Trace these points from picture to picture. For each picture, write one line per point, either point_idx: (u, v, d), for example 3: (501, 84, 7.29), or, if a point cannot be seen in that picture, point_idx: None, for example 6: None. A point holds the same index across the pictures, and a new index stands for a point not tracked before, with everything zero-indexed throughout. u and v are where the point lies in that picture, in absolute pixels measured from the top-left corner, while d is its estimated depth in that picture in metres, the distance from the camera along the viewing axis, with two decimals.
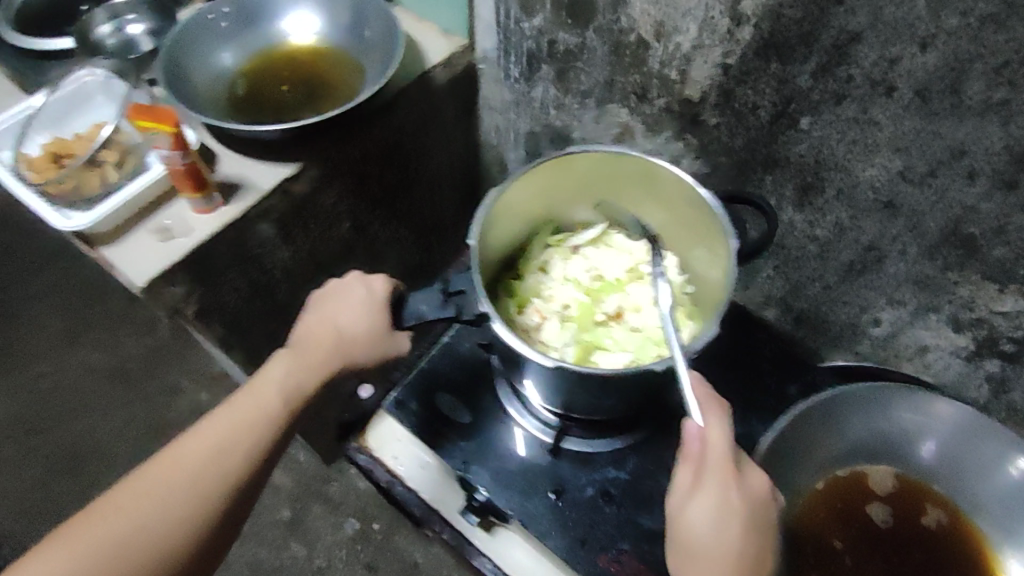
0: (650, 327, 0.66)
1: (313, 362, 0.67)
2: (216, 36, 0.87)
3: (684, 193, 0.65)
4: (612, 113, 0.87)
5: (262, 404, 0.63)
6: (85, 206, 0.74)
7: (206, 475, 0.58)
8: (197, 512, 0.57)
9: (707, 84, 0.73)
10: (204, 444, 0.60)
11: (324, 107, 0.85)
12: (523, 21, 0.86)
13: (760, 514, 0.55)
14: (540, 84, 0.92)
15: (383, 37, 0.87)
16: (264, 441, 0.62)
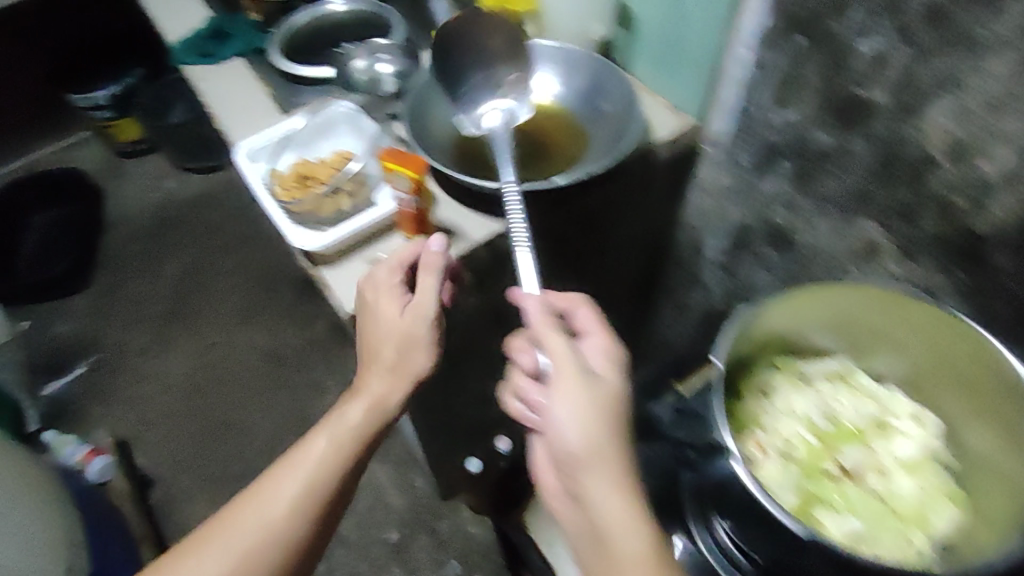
0: (895, 494, 0.59)
1: (377, 403, 0.67)
2: (454, 85, 0.87)
3: (972, 346, 0.59)
4: (858, 227, 0.77)
5: (323, 460, 0.65)
6: (317, 229, 0.75)
7: (262, 540, 0.61)
8: (263, 563, 0.61)
9: (1007, 223, 0.62)
10: (264, 505, 0.62)
11: (545, 170, 0.82)
12: (773, 112, 0.79)
13: (614, 413, 0.55)
14: (774, 178, 0.84)
15: (622, 112, 0.82)
16: (330, 482, 0.64)
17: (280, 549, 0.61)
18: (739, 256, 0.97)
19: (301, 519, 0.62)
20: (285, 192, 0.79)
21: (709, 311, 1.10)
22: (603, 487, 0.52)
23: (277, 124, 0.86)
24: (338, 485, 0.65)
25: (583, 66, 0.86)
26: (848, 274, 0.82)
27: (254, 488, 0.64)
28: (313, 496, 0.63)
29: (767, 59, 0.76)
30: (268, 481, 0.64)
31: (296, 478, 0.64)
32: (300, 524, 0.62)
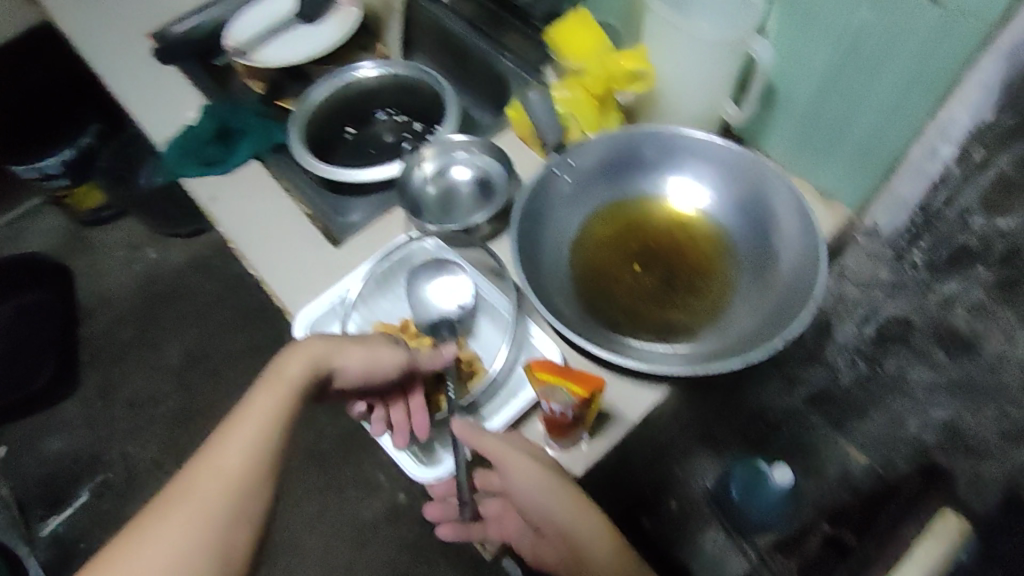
0: None
1: (316, 357, 0.57)
2: (558, 201, 0.70)
3: None
4: None
5: (267, 415, 0.53)
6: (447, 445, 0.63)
7: (216, 507, 0.48)
8: (228, 540, 0.48)
9: None
10: (213, 468, 0.50)
11: (697, 312, 0.66)
12: (975, 215, 0.65)
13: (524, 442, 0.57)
14: (960, 282, 0.70)
15: (802, 252, 0.64)
16: (259, 490, 0.50)
17: (241, 522, 0.49)
18: (887, 347, 0.83)
19: (254, 483, 0.50)
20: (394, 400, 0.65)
21: (828, 392, 0.95)
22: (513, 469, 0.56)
23: (332, 292, 0.70)
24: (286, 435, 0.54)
25: (717, 160, 0.69)
26: None
27: (191, 467, 0.51)
28: (265, 451, 0.52)
29: (980, 158, 0.61)
30: (206, 451, 0.52)
31: (243, 434, 0.52)
32: (249, 481, 0.50)
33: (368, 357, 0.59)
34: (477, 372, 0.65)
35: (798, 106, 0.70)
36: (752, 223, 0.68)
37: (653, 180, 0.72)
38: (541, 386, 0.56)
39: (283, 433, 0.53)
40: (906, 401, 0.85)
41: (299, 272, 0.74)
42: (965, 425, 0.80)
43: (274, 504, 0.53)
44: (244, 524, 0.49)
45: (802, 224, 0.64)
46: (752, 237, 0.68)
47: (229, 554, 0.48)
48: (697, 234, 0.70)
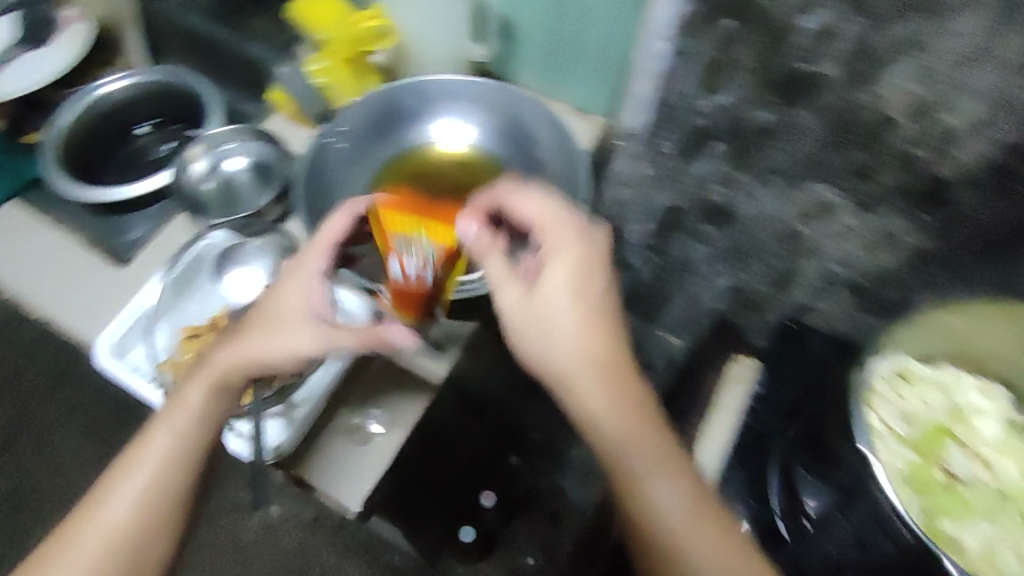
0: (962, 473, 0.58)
1: (221, 380, 0.58)
2: (337, 167, 0.71)
3: None
4: (809, 191, 0.75)
5: (179, 440, 0.58)
6: (277, 413, 0.66)
7: (137, 518, 0.56)
8: (140, 549, 0.56)
9: (971, 167, 0.62)
10: (134, 481, 0.57)
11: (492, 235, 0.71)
12: (697, 98, 0.73)
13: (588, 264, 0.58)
14: (706, 160, 0.79)
15: (564, 162, 0.70)
16: (180, 497, 0.58)
17: (154, 532, 0.57)
18: (668, 235, 0.92)
19: (166, 492, 0.57)
20: None
21: (637, 290, 1.04)
22: (598, 390, 0.56)
23: (131, 308, 0.69)
24: (198, 454, 0.59)
25: (472, 96, 0.74)
26: (800, 234, 0.81)
27: (119, 473, 0.58)
28: (183, 467, 0.58)
29: (686, 45, 0.68)
30: (131, 458, 0.58)
31: (147, 459, 0.57)
32: (164, 495, 0.57)
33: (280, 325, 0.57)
34: None
35: (536, 32, 0.76)
36: (518, 147, 0.74)
37: (419, 129, 0.75)
38: (394, 238, 0.67)
39: (204, 447, 0.59)
40: (697, 278, 0.96)
41: (86, 301, 0.70)
42: (745, 284, 0.92)
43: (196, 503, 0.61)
44: (157, 531, 0.57)
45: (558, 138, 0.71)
46: (520, 156, 0.74)
47: (150, 554, 0.57)
48: (471, 167, 0.75)
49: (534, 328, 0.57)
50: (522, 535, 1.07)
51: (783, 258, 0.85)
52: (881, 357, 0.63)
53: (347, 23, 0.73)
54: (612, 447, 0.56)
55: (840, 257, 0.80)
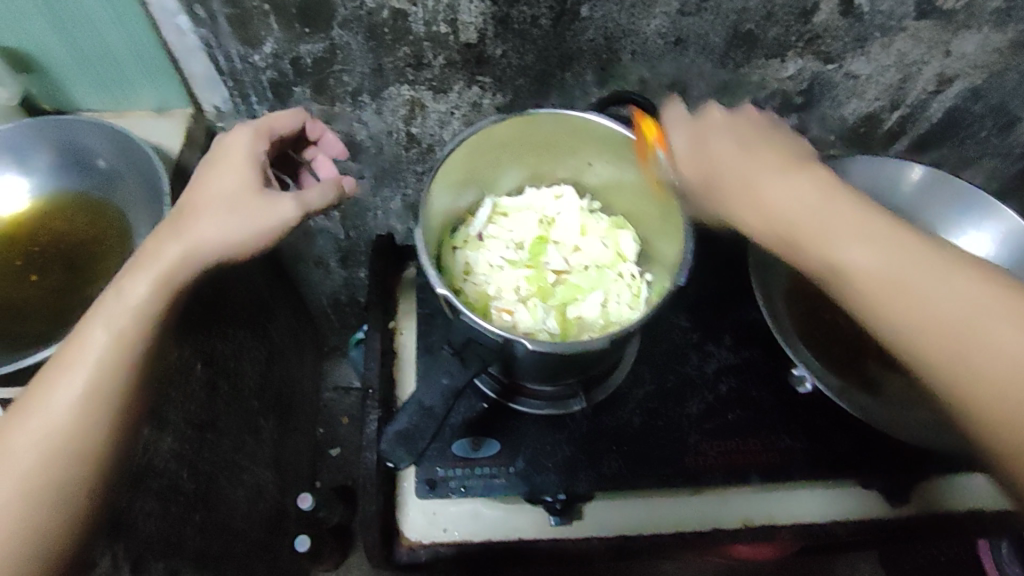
0: (565, 267, 0.67)
1: (166, 278, 0.54)
2: None
3: (595, 142, 0.64)
4: (392, 96, 0.78)
5: (106, 364, 0.50)
6: None
7: (40, 472, 0.47)
8: (54, 518, 0.48)
9: (481, 21, 0.70)
10: (43, 420, 0.49)
11: (105, 261, 0.70)
12: (249, 55, 0.73)
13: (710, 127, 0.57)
14: (302, 107, 0.79)
15: (126, 159, 0.71)
16: (111, 430, 0.50)
17: (66, 493, 0.48)
18: None
19: (93, 428, 0.49)
20: None
21: None
22: (776, 189, 0.52)
23: None
24: (111, 421, 0.50)
25: (5, 144, 0.70)
26: (418, 135, 0.84)
27: (4, 431, 0.48)
28: (110, 395, 0.50)
29: (203, 13, 0.68)
30: (24, 408, 0.49)
31: (73, 382, 0.50)
32: (71, 452, 0.49)
33: (280, 202, 0.58)
34: None
35: (55, 51, 0.73)
36: (83, 168, 0.73)
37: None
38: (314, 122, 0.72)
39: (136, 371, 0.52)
40: None
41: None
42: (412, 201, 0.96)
43: (128, 446, 0.52)
44: (67, 493, 0.48)
45: (113, 141, 0.71)
46: (92, 175, 0.73)
47: (64, 521, 0.48)
48: (47, 207, 0.73)
49: (213, 159, 0.60)
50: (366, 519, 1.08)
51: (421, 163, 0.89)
52: (478, 207, 0.69)
53: None
54: (954, 331, 0.45)
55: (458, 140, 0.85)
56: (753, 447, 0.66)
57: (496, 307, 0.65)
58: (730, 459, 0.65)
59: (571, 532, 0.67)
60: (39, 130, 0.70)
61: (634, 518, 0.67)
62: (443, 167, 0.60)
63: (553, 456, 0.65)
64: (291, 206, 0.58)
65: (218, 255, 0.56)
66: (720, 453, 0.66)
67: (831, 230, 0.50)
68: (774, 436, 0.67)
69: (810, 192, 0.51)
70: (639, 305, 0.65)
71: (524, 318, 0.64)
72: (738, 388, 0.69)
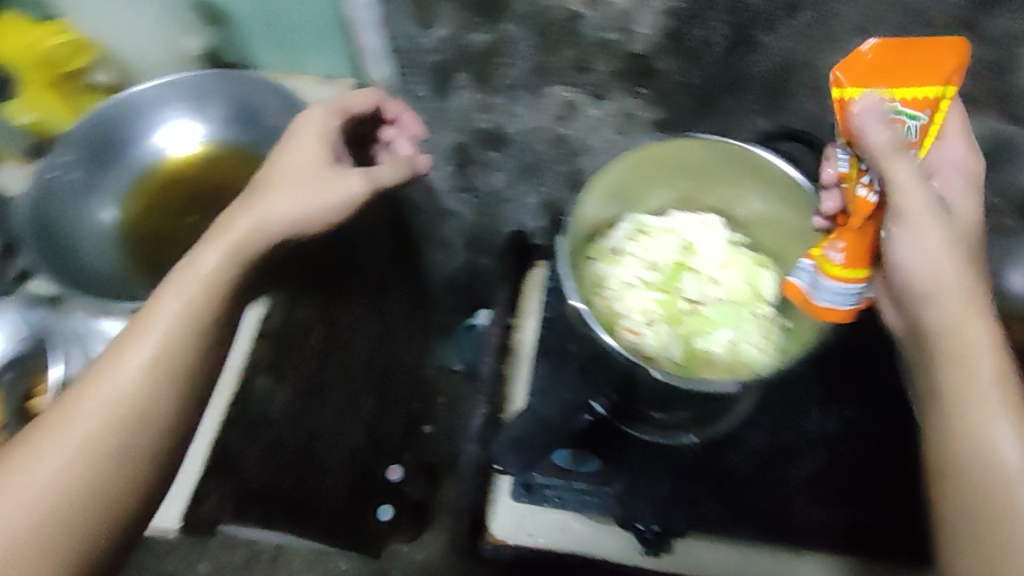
0: (700, 296, 0.65)
1: (238, 247, 0.56)
2: (81, 198, 0.74)
3: (755, 176, 0.62)
4: (550, 94, 0.79)
5: (185, 329, 0.51)
6: None
7: (110, 433, 0.47)
8: (125, 482, 0.47)
9: (654, 36, 0.69)
10: (112, 391, 0.48)
11: None
12: (419, 38, 0.75)
13: (908, 148, 0.52)
14: (459, 93, 0.81)
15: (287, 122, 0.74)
16: (172, 407, 0.50)
17: (121, 467, 0.47)
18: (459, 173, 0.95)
19: (155, 400, 0.49)
20: None
21: None
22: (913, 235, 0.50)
23: None
24: (175, 396, 0.50)
25: (187, 92, 0.76)
26: (566, 136, 0.84)
27: (65, 404, 0.48)
28: (173, 367, 0.50)
29: None
30: (93, 379, 0.48)
31: (140, 354, 0.50)
32: (131, 424, 0.48)
33: (343, 194, 0.61)
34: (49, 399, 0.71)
35: (245, 10, 0.78)
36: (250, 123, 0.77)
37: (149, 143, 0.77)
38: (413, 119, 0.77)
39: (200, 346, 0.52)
40: None
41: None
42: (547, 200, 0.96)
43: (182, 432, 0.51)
44: (138, 456, 0.48)
45: (274, 99, 0.75)
46: (250, 130, 0.77)
47: (134, 485, 0.47)
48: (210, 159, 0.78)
49: (296, 137, 0.63)
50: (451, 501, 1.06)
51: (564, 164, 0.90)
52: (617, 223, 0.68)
53: (37, 53, 0.78)
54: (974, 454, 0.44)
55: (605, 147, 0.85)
56: (857, 522, 0.63)
57: (624, 325, 0.64)
58: (827, 530, 0.63)
59: (658, 564, 0.65)
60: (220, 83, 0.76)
61: (724, 564, 0.65)
62: (599, 175, 0.60)
63: (651, 486, 0.64)
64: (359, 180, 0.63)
65: (284, 233, 0.59)
66: (819, 522, 0.63)
67: (927, 288, 0.50)
68: (887, 515, 0.63)
69: (936, 253, 0.50)
70: (772, 348, 0.62)
71: (648, 342, 0.63)
72: (858, 456, 0.65)
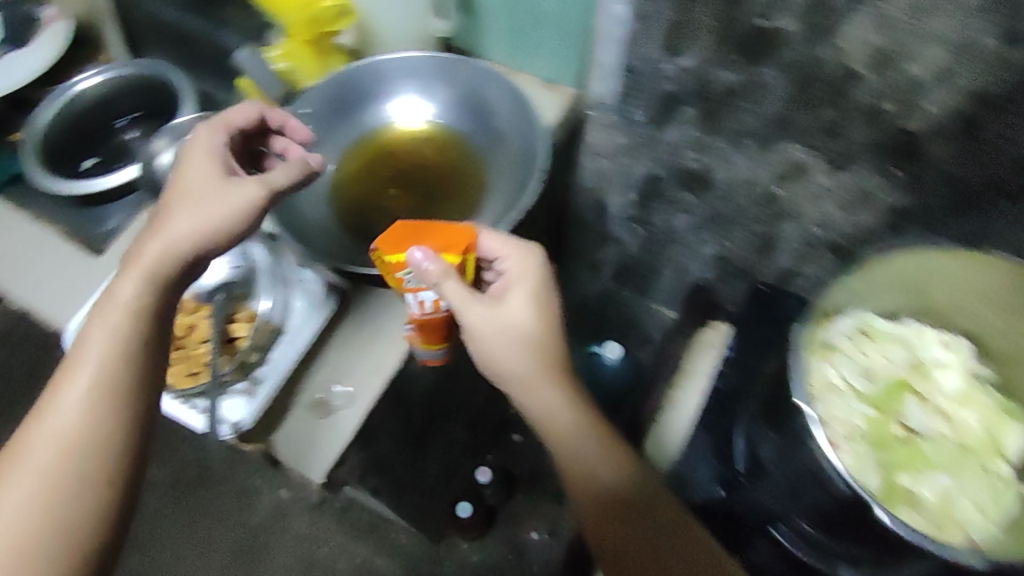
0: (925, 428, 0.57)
1: (153, 274, 0.55)
2: (301, 149, 0.72)
3: None
4: (781, 151, 0.75)
5: (104, 369, 0.52)
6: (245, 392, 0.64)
7: (65, 460, 0.49)
8: (79, 516, 0.49)
9: (942, 115, 0.62)
10: (43, 427, 0.50)
11: (456, 213, 0.72)
12: (662, 62, 0.73)
13: (515, 343, 0.59)
14: (679, 126, 0.79)
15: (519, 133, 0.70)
16: (119, 439, 0.51)
17: (90, 482, 0.50)
18: (649, 205, 0.92)
19: (98, 431, 0.51)
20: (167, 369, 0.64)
21: (626, 262, 1.04)
22: None
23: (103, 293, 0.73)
24: (105, 430, 0.51)
25: (430, 71, 0.73)
26: (777, 197, 0.80)
27: (35, 414, 0.51)
28: (100, 402, 0.51)
29: (645, 8, 0.69)
30: (48, 405, 0.51)
31: (77, 383, 0.51)
32: (95, 445, 0.50)
33: (224, 199, 0.58)
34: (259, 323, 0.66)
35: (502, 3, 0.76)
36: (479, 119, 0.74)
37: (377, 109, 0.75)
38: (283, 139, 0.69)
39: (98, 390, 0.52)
40: (683, 249, 0.96)
41: (43, 274, 0.77)
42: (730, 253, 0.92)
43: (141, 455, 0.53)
44: (94, 482, 0.50)
45: (516, 112, 0.70)
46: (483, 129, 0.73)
47: (90, 513, 0.49)
48: (437, 140, 0.75)
49: (178, 160, 0.61)
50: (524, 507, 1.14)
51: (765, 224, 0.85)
52: (842, 316, 0.60)
53: (303, 10, 0.72)
54: None
55: (819, 219, 0.79)
56: None
57: (833, 430, 0.55)
58: None
59: None
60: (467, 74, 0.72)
61: None
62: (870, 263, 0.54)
63: None
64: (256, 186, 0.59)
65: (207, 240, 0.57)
66: None
67: None
68: None
69: None
70: (999, 518, 0.52)
71: (860, 457, 0.53)
72: None
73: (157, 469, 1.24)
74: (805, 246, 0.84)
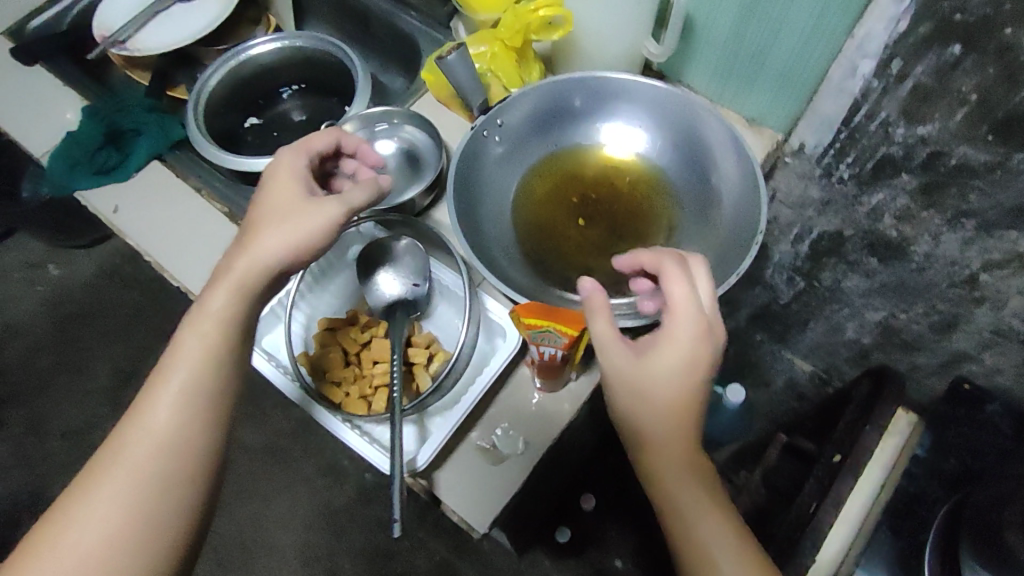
0: None
1: (243, 284, 0.52)
2: (492, 162, 0.69)
3: None
4: (1005, 239, 0.68)
5: (190, 372, 0.50)
6: (416, 430, 0.61)
7: (150, 462, 0.48)
8: (164, 523, 0.48)
9: None
10: (141, 427, 0.49)
11: None
12: (895, 126, 0.66)
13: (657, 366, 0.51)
14: (885, 191, 0.73)
15: (739, 189, 0.65)
16: (210, 446, 0.50)
17: (182, 486, 0.49)
18: (820, 260, 0.87)
19: (191, 435, 0.49)
20: (341, 392, 0.63)
21: (769, 309, 1.00)
22: None
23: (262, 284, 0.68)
24: (200, 434, 0.50)
25: (649, 104, 0.69)
26: (980, 282, 0.74)
27: (134, 408, 0.50)
28: (193, 406, 0.50)
29: (897, 68, 0.62)
30: (139, 407, 0.50)
31: (170, 386, 0.50)
32: (193, 449, 0.49)
33: (309, 215, 0.52)
34: (435, 355, 0.63)
35: (719, 33, 0.71)
36: (689, 163, 0.69)
37: (581, 134, 0.72)
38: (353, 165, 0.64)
39: (215, 392, 0.51)
40: (843, 308, 0.90)
41: (204, 251, 0.77)
42: (898, 322, 0.86)
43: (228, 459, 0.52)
44: (180, 488, 0.49)
45: (739, 163, 0.65)
46: (691, 176, 0.69)
47: (174, 520, 0.48)
48: (637, 177, 0.71)
49: (259, 188, 0.57)
50: (615, 538, 1.11)
51: (952, 303, 0.79)
52: None
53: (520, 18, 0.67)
54: None
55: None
56: None
57: None
58: None
59: None
60: (686, 113, 0.67)
61: None
62: None
63: None
64: (336, 205, 0.53)
65: (281, 260, 0.52)
66: None
67: None
68: None
69: None
70: None
71: None
72: None
73: (251, 430, 1.24)
74: (993, 335, 0.78)
